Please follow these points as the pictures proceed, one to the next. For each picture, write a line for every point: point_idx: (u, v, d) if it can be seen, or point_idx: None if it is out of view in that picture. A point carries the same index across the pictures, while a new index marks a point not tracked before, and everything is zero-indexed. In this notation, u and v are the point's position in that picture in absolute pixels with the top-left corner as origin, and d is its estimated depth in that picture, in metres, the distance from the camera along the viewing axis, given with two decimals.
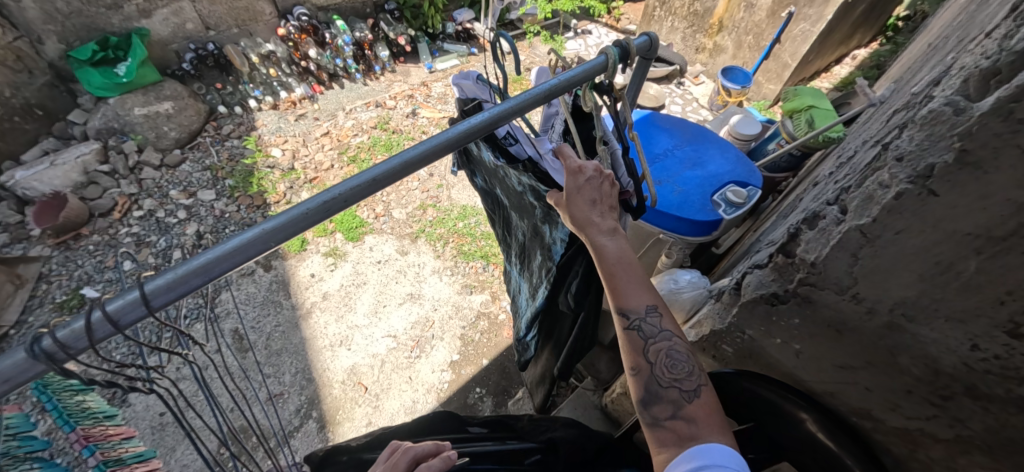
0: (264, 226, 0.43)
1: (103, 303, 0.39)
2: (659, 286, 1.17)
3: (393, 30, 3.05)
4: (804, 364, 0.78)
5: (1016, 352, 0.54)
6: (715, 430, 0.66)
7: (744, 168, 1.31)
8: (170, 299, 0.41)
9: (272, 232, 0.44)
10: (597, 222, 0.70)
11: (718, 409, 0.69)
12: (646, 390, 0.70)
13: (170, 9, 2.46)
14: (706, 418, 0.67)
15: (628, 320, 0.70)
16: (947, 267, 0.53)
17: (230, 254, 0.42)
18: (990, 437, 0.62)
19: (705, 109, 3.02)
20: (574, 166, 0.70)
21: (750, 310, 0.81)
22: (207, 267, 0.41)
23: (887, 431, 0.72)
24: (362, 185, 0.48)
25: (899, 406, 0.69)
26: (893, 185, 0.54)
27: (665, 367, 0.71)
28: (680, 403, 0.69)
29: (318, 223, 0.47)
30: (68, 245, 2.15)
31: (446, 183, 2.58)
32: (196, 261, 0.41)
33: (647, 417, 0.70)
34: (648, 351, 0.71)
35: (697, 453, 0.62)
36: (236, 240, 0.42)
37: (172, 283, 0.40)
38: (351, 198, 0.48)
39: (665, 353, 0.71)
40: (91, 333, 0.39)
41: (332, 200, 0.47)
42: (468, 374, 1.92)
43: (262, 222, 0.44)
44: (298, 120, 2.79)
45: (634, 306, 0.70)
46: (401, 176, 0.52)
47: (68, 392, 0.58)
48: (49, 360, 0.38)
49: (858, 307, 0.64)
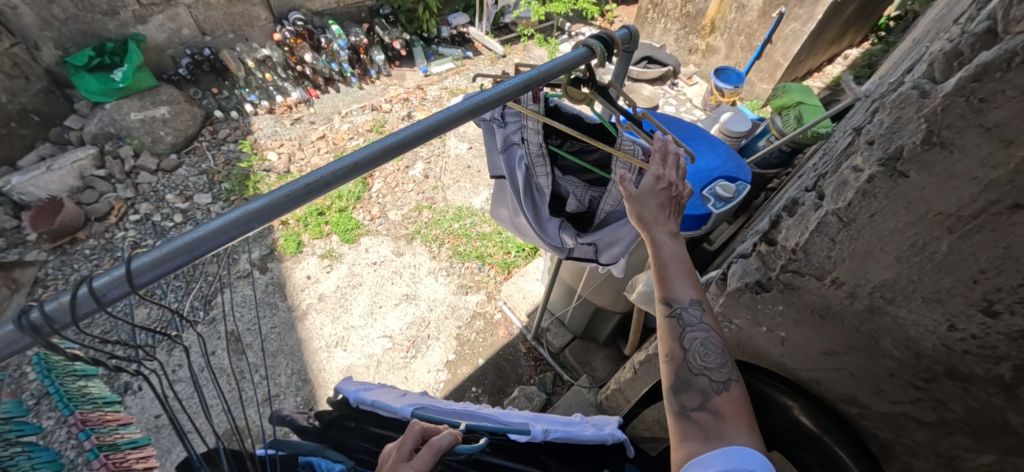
0: (247, 208, 0.44)
1: (90, 280, 0.40)
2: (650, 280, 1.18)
3: (388, 35, 3.07)
4: (790, 351, 0.79)
5: (992, 331, 0.55)
6: (744, 432, 0.65)
7: (734, 164, 1.32)
8: (154, 276, 0.42)
9: (255, 214, 0.45)
10: (657, 220, 0.74)
11: (749, 412, 0.67)
12: (677, 376, 0.71)
13: (166, 15, 2.48)
14: (733, 415, 0.66)
15: (670, 307, 0.72)
16: (922, 247, 0.54)
17: (213, 234, 0.43)
18: (971, 418, 0.63)
19: (699, 110, 3.04)
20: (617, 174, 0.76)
21: (736, 298, 0.81)
22: (190, 246, 0.42)
23: (874, 417, 0.73)
24: (343, 170, 0.49)
25: (883, 390, 0.70)
26: (866, 169, 0.56)
27: (699, 355, 0.71)
28: (709, 393, 0.69)
29: (300, 206, 0.48)
30: (64, 249, 2.15)
31: (441, 185, 2.59)
32: (180, 241, 0.42)
33: (675, 405, 0.70)
34: (684, 339, 0.71)
35: (730, 456, 0.60)
36: (218, 221, 0.43)
37: (157, 261, 0.41)
38: (333, 182, 0.49)
39: (700, 343, 0.71)
40: (76, 308, 0.40)
41: (314, 183, 0.47)
42: (464, 374, 1.92)
43: (245, 203, 0.44)
44: (294, 124, 2.81)
45: (676, 293, 0.72)
46: (383, 161, 0.53)
47: (71, 377, 0.58)
48: (35, 333, 0.39)
49: (839, 291, 0.65)
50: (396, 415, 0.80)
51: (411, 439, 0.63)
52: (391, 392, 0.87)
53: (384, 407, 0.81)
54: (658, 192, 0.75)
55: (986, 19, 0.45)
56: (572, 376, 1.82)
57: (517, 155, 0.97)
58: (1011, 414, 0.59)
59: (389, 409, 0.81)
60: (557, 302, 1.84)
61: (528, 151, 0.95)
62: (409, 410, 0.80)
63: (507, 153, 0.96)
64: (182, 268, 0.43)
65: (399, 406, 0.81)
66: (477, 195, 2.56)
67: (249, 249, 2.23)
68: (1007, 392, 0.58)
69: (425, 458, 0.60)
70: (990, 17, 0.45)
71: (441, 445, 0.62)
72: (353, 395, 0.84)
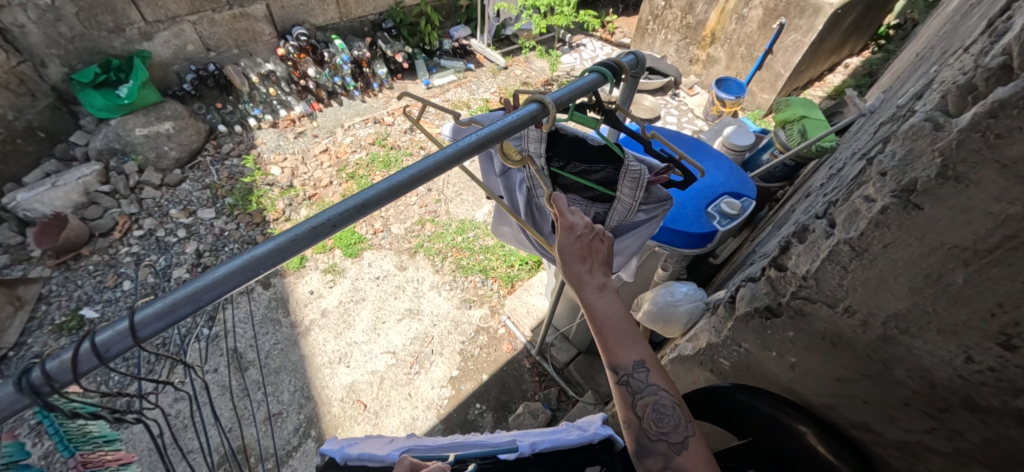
0: (253, 254, 0.44)
1: (93, 335, 0.40)
2: (656, 298, 1.17)
3: (391, 48, 3.09)
4: (801, 376, 0.77)
5: (1010, 364, 0.53)
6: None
7: (738, 180, 1.32)
8: (159, 327, 0.41)
9: (260, 259, 0.44)
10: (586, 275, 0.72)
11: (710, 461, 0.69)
12: (638, 442, 0.71)
13: (171, 32, 2.51)
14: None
15: (617, 375, 0.71)
16: (936, 279, 0.53)
17: (219, 281, 0.43)
18: (988, 450, 0.61)
19: (700, 120, 3.04)
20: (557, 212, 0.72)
21: (744, 323, 0.80)
22: (194, 296, 0.42)
23: (888, 445, 0.72)
24: (349, 210, 0.48)
25: (897, 418, 0.68)
26: (878, 199, 0.55)
27: (654, 421, 0.71)
28: (670, 455, 0.69)
29: (306, 248, 0.47)
30: (68, 266, 2.16)
31: (444, 198, 2.59)
32: (185, 290, 0.41)
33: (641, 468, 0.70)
34: (637, 407, 0.71)
35: None
36: (226, 268, 0.43)
37: (162, 311, 0.41)
38: (338, 224, 0.48)
39: (653, 408, 0.71)
40: (76, 365, 0.40)
41: (320, 225, 0.47)
42: (468, 390, 1.90)
43: (250, 249, 0.44)
44: (297, 138, 2.82)
45: (621, 359, 0.71)
46: (390, 199, 0.52)
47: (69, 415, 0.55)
48: (34, 394, 0.39)
49: (851, 320, 0.64)
50: (385, 462, 0.81)
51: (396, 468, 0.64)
52: (377, 441, 0.88)
53: (368, 457, 0.82)
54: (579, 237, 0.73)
55: (1000, 54, 0.45)
56: (576, 392, 1.81)
57: (518, 178, 0.98)
58: None
59: (376, 457, 0.82)
60: (561, 317, 1.83)
61: (529, 174, 0.94)
62: (396, 454, 0.81)
63: (506, 176, 0.98)
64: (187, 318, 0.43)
65: (385, 453, 0.82)
66: (479, 208, 2.56)
67: None
68: None
69: None
70: (1005, 52, 0.45)
71: None
72: (336, 452, 0.84)
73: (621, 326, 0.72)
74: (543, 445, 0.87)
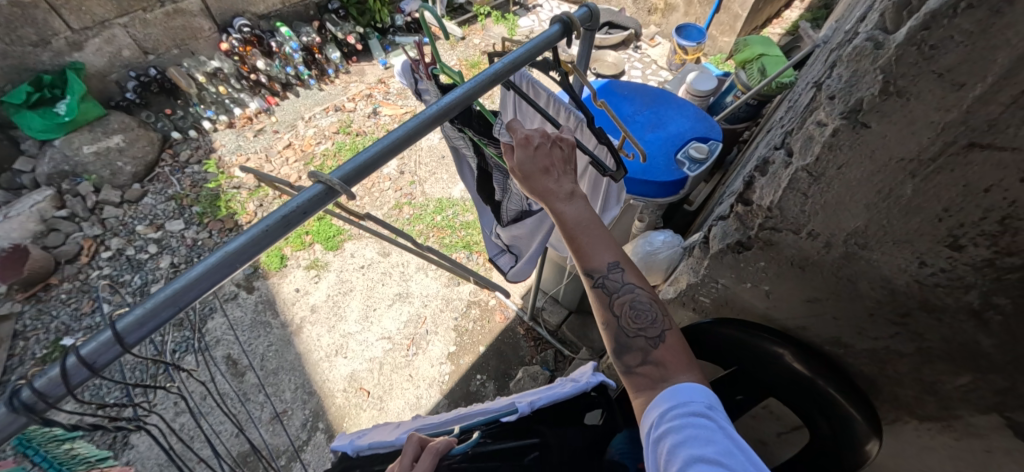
0: (226, 250, 0.44)
1: (77, 348, 0.40)
2: (636, 250, 1.21)
3: (341, 30, 2.97)
4: (775, 303, 0.82)
5: (958, 263, 0.57)
6: (683, 369, 0.68)
7: (704, 124, 1.34)
8: (145, 333, 0.42)
9: (235, 253, 0.45)
10: (551, 188, 0.74)
11: (686, 350, 0.71)
12: (616, 341, 0.73)
13: (102, 38, 2.36)
14: (673, 360, 0.69)
15: (592, 278, 0.73)
16: (889, 193, 0.57)
17: (197, 281, 0.43)
18: (947, 345, 0.66)
19: (665, 70, 3.04)
20: (522, 137, 0.74)
21: (719, 259, 0.84)
22: (177, 297, 0.42)
23: (858, 354, 0.77)
24: (318, 195, 0.49)
25: (864, 328, 0.73)
26: (830, 122, 0.57)
27: (631, 317, 0.73)
28: (649, 350, 0.71)
29: (281, 238, 0.47)
30: (39, 297, 2.08)
31: (418, 179, 2.57)
32: (165, 293, 0.42)
33: (621, 365, 0.72)
34: (615, 306, 0.74)
35: (675, 394, 0.64)
36: (200, 267, 0.43)
37: (143, 318, 0.41)
38: (308, 210, 0.49)
39: (631, 305, 0.73)
40: (68, 379, 0.40)
41: (291, 213, 0.47)
42: (467, 364, 1.95)
43: (223, 245, 0.44)
44: (257, 136, 2.73)
45: (595, 263, 0.73)
46: (358, 178, 0.53)
47: (56, 442, 0.56)
48: (29, 411, 0.39)
49: (815, 242, 0.68)
50: (395, 447, 0.87)
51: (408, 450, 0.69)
52: (385, 430, 0.96)
53: (379, 444, 0.88)
54: (536, 154, 0.75)
55: None
56: (572, 351, 1.87)
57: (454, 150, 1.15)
58: (982, 336, 0.62)
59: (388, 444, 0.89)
60: (548, 280, 1.88)
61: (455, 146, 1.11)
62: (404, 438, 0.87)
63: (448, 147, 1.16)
64: (170, 320, 0.43)
65: (394, 439, 0.88)
66: (455, 184, 2.55)
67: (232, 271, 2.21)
68: (976, 317, 0.61)
69: (428, 461, 0.67)
70: None
71: (438, 449, 0.69)
72: (349, 446, 0.90)
73: (593, 231, 0.73)
74: (542, 402, 0.89)
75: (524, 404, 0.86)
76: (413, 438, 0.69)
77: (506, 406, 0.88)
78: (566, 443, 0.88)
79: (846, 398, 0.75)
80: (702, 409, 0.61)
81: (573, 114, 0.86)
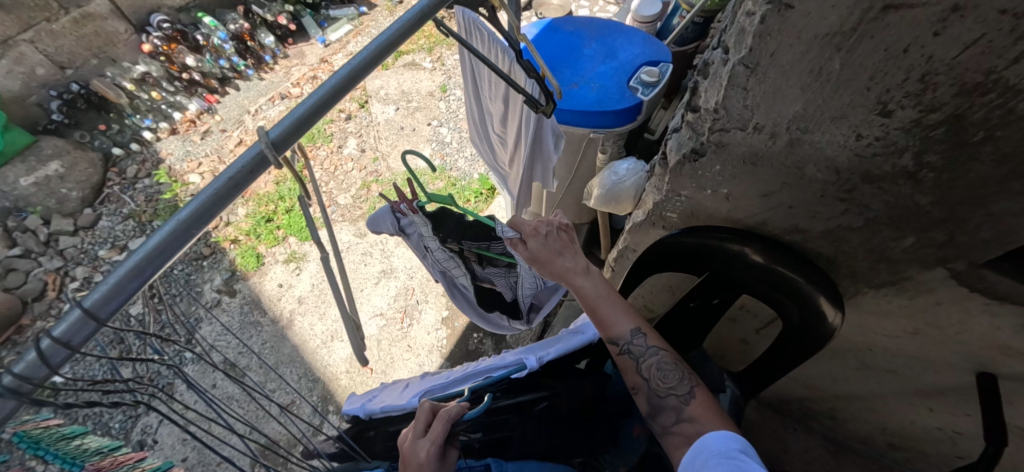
0: (179, 218, 0.44)
1: (50, 331, 0.40)
2: (603, 182, 1.25)
3: (268, 12, 2.80)
4: (736, 204, 0.86)
5: (890, 129, 0.61)
6: (713, 418, 0.76)
7: (653, 48, 1.35)
8: (114, 307, 0.42)
9: (190, 221, 0.45)
10: (569, 269, 0.85)
11: (713, 401, 0.79)
12: (650, 403, 0.82)
13: (10, 59, 2.25)
14: (704, 413, 0.77)
15: (619, 347, 0.84)
16: (820, 71, 0.60)
17: (156, 251, 0.43)
18: (890, 211, 0.72)
19: (611, 5, 3.00)
20: (529, 229, 0.85)
21: (679, 171, 0.88)
22: (138, 269, 0.43)
23: (816, 237, 0.83)
24: (261, 152, 0.49)
25: (818, 212, 0.78)
26: (757, 12, 0.60)
27: (660, 379, 0.83)
28: (680, 407, 0.79)
29: (232, 201, 0.48)
30: (13, 341, 2.01)
31: (380, 155, 2.56)
32: (126, 266, 0.42)
33: (658, 426, 0.80)
34: (643, 370, 0.83)
35: (709, 440, 0.71)
36: (156, 238, 0.43)
37: (110, 293, 0.42)
38: (255, 170, 0.49)
39: (657, 367, 0.83)
40: (48, 360, 0.41)
41: (237, 174, 0.47)
42: (462, 325, 2.00)
43: (174, 214, 0.44)
44: (204, 139, 2.60)
45: (619, 333, 0.84)
46: (302, 131, 0.53)
47: (64, 439, 0.58)
48: (16, 395, 0.40)
49: (762, 135, 0.72)
50: (406, 411, 0.90)
51: (424, 415, 0.73)
52: (394, 392, 1.00)
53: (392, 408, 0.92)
54: (545, 239, 0.85)
55: None
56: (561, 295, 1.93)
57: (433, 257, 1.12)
58: (919, 197, 0.68)
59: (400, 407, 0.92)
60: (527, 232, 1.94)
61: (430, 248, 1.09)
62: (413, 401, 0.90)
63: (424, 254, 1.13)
64: (139, 292, 0.44)
65: (404, 403, 0.91)
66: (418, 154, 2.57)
67: (209, 278, 2.20)
68: (913, 179, 0.66)
69: (441, 428, 0.71)
70: None
71: (451, 415, 0.72)
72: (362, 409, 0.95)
73: (606, 303, 0.86)
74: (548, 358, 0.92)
75: (531, 361, 0.89)
76: (426, 406, 0.73)
77: (514, 363, 0.90)
78: (571, 388, 0.93)
79: (805, 281, 0.81)
80: (731, 448, 0.68)
81: (505, 54, 0.91)
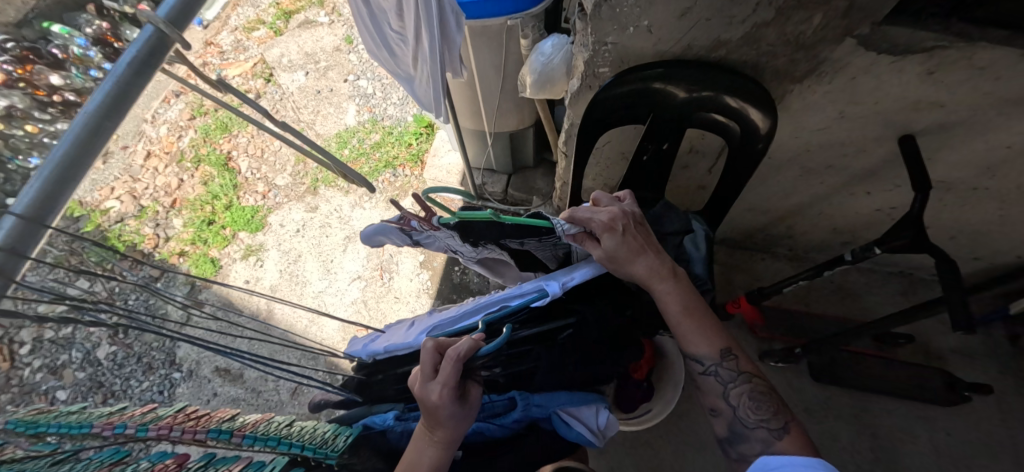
0: (75, 128, 0.53)
1: None
2: (532, 67, 1.26)
3: None
4: (659, 35, 0.90)
5: None
6: (798, 447, 0.81)
7: None
8: (50, 213, 0.50)
9: (88, 128, 0.54)
10: (653, 274, 0.86)
11: (802, 435, 0.83)
12: (733, 428, 0.87)
13: None
14: (792, 443, 0.82)
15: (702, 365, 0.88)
16: None
17: (68, 157, 0.52)
18: None
19: None
20: (605, 223, 0.84)
21: (598, 17, 0.89)
22: (57, 174, 0.51)
23: (735, 45, 0.89)
24: (128, 71, 0.59)
25: (731, 16, 0.83)
26: None
27: (750, 408, 0.86)
28: (768, 439, 0.84)
29: (119, 112, 0.57)
30: None
31: (305, 125, 2.46)
32: (43, 175, 0.51)
33: (740, 452, 0.86)
34: (728, 394, 0.88)
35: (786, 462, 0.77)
36: (62, 146, 0.52)
37: (38, 198, 0.49)
38: (134, 84, 0.60)
39: (748, 396, 0.87)
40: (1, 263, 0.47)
41: (114, 91, 0.57)
42: (442, 263, 2.04)
43: (70, 127, 0.53)
44: (106, 160, 2.43)
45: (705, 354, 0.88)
46: (158, 55, 0.63)
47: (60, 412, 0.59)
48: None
49: None
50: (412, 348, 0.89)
51: (433, 360, 0.74)
52: (399, 330, 0.99)
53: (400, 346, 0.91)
54: (624, 237, 0.84)
55: None
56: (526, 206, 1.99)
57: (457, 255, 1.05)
58: None
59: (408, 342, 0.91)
60: (476, 156, 2.03)
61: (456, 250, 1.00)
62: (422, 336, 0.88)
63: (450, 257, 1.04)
64: (66, 200, 0.52)
65: (412, 339, 0.89)
66: (345, 113, 2.47)
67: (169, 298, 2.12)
68: None
69: (449, 366, 0.71)
70: None
71: (461, 352, 0.71)
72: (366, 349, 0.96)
73: (688, 317, 0.88)
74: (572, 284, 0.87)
75: (554, 286, 0.85)
76: (428, 346, 0.74)
77: (532, 289, 0.86)
78: (599, 308, 0.95)
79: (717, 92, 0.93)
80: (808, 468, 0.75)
81: None
